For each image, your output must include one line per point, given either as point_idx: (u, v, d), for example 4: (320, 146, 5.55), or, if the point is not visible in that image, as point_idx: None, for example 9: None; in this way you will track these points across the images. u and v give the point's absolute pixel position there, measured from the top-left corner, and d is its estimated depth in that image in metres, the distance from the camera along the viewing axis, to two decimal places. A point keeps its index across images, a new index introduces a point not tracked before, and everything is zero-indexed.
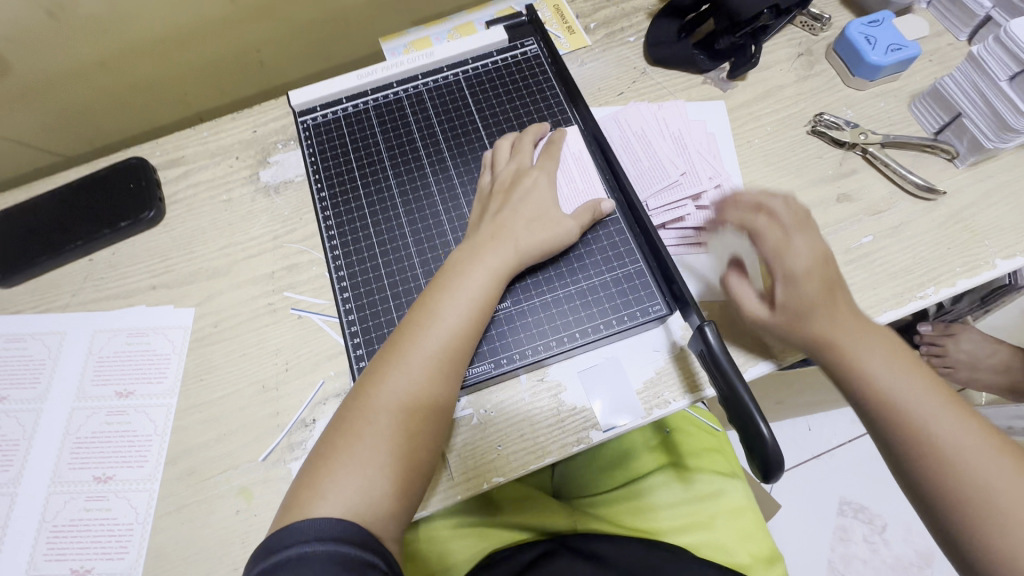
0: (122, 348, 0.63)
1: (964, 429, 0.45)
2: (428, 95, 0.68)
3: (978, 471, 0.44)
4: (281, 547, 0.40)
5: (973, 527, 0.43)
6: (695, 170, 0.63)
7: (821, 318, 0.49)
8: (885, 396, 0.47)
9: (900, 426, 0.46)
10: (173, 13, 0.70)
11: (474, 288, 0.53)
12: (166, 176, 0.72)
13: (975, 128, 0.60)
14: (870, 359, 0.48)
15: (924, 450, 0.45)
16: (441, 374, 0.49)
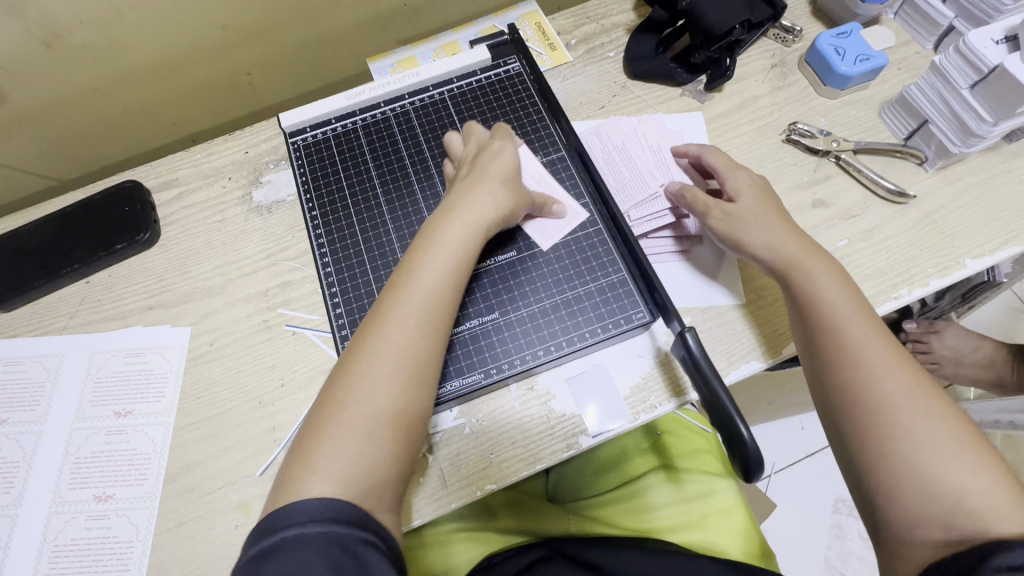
0: (119, 369, 0.64)
1: (903, 382, 0.47)
2: (415, 114, 0.70)
3: (874, 376, 0.47)
4: (278, 529, 0.41)
5: (877, 465, 0.45)
6: (675, 182, 0.65)
7: (770, 227, 0.56)
8: (831, 329, 0.50)
9: (839, 363, 0.49)
10: (164, 38, 0.72)
11: (455, 249, 0.53)
12: (160, 199, 0.73)
13: (941, 134, 0.63)
14: (803, 273, 0.53)
15: (854, 387, 0.48)
16: (423, 335, 0.49)
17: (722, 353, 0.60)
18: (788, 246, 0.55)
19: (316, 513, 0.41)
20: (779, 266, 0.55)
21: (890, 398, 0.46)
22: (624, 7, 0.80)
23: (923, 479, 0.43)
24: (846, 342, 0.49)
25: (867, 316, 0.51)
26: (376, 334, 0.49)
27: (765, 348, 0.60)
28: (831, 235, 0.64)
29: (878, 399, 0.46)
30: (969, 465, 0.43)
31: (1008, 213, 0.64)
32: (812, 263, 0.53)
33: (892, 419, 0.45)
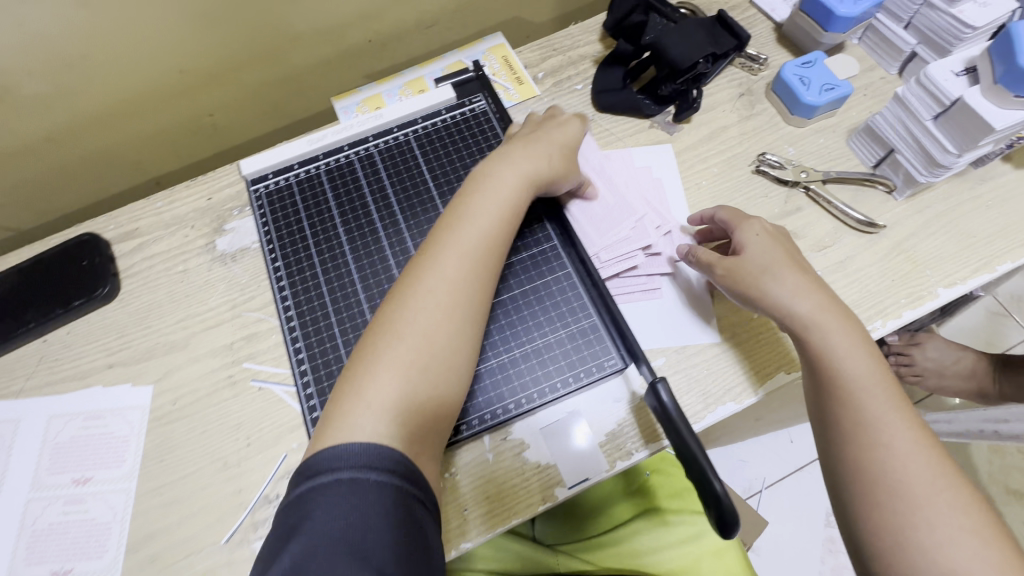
0: (78, 433, 0.62)
1: (919, 461, 0.47)
2: (380, 156, 0.68)
3: (895, 461, 0.47)
4: (331, 470, 0.43)
5: (894, 550, 0.45)
6: (643, 221, 0.65)
7: (792, 285, 0.55)
8: (849, 400, 0.50)
9: (854, 435, 0.49)
10: (119, 83, 0.70)
11: (506, 200, 0.58)
12: (120, 250, 0.71)
13: (908, 163, 0.63)
14: (829, 340, 0.52)
15: (870, 468, 0.47)
16: (471, 269, 0.54)
17: (698, 395, 0.59)
18: (809, 307, 0.53)
19: (368, 460, 0.43)
20: (797, 327, 0.54)
21: (906, 480, 0.46)
22: (590, 38, 0.79)
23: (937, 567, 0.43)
24: (864, 416, 0.49)
25: (887, 387, 0.50)
26: (435, 269, 0.53)
27: (741, 388, 0.59)
28: None
29: (896, 480, 0.46)
30: (981, 550, 0.43)
31: (978, 240, 0.64)
32: (832, 325, 0.53)
33: (908, 502, 0.45)
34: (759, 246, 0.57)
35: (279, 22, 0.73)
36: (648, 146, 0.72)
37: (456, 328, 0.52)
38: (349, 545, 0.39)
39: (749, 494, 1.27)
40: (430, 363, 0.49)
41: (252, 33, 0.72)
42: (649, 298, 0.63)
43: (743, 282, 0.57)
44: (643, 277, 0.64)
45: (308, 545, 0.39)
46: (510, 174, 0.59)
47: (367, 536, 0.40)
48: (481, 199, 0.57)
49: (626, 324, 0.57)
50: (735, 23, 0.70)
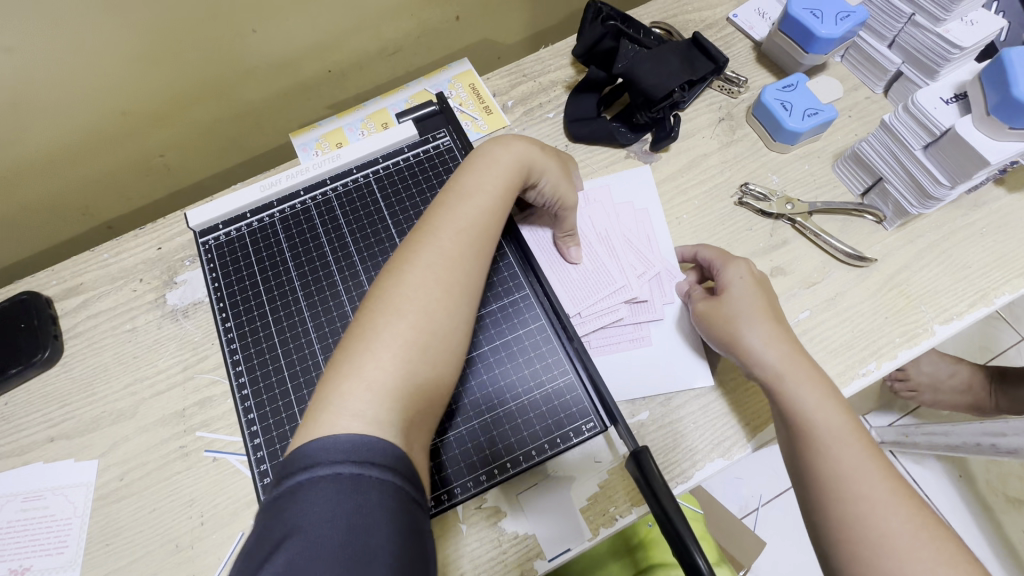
0: (17, 516, 0.57)
1: (901, 514, 0.42)
2: (338, 202, 0.64)
3: (880, 519, 0.42)
4: (330, 462, 0.36)
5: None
6: (625, 270, 0.61)
7: (766, 332, 0.51)
8: (822, 455, 0.46)
9: (828, 490, 0.45)
10: (55, 130, 0.65)
11: (507, 169, 0.54)
12: (62, 309, 0.66)
13: (897, 192, 0.59)
14: (801, 393, 0.48)
15: (853, 527, 0.43)
16: (467, 247, 0.49)
17: (684, 453, 0.55)
18: (778, 355, 0.50)
19: (368, 456, 0.36)
20: (767, 378, 0.50)
21: (887, 536, 0.42)
22: (562, 62, 0.75)
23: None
24: (837, 469, 0.45)
25: (859, 439, 0.46)
26: (433, 242, 0.48)
27: (730, 443, 0.55)
28: (794, 305, 0.60)
29: (877, 535, 0.42)
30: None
31: (973, 271, 0.60)
32: (804, 377, 0.49)
33: (892, 559, 0.41)
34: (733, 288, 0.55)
35: (228, 57, 0.68)
36: (625, 178, 0.68)
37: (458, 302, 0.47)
38: (348, 552, 0.33)
39: (745, 513, 1.20)
40: (432, 347, 0.44)
41: (200, 71, 0.68)
42: (637, 348, 0.60)
43: (722, 327, 0.54)
44: (629, 326, 0.61)
45: (304, 548, 0.32)
46: (510, 148, 0.55)
47: (372, 541, 0.33)
48: (477, 174, 0.53)
49: (604, 381, 0.53)
50: (711, 46, 0.66)
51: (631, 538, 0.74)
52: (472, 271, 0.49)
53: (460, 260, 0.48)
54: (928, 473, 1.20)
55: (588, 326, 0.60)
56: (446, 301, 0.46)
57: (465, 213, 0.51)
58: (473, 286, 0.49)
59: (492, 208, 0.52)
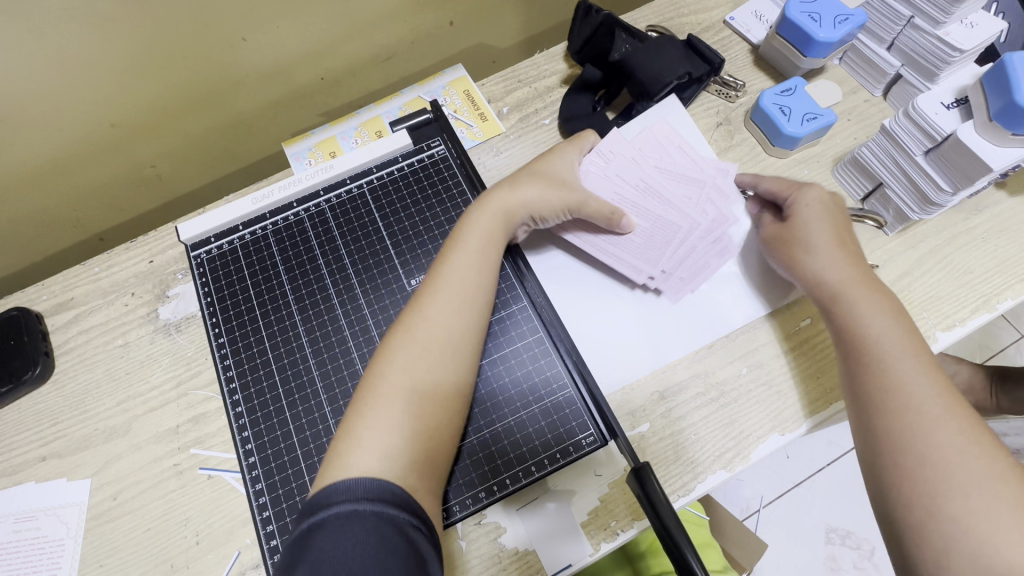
0: (9, 537, 0.56)
1: (948, 429, 0.42)
2: (332, 213, 0.63)
3: (930, 428, 0.42)
4: (330, 502, 0.37)
5: (926, 526, 0.39)
6: (683, 206, 0.61)
7: (832, 254, 0.54)
8: (880, 363, 0.47)
9: (878, 400, 0.45)
10: (42, 143, 0.64)
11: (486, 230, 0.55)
12: (53, 325, 0.65)
13: (898, 198, 0.59)
14: (862, 309, 0.50)
15: (900, 435, 0.43)
16: (457, 313, 0.50)
17: (686, 465, 0.54)
18: (840, 275, 0.53)
19: (365, 493, 0.38)
20: (828, 295, 0.53)
21: (931, 449, 0.41)
22: (557, 67, 0.74)
23: (966, 547, 0.37)
24: (894, 377, 0.45)
25: (919, 354, 0.46)
26: (421, 309, 0.50)
27: (733, 455, 0.54)
28: (794, 313, 0.59)
29: (920, 451, 0.42)
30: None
31: (976, 276, 0.60)
32: (862, 296, 0.51)
33: (937, 468, 0.40)
34: (799, 214, 0.56)
35: (217, 66, 0.67)
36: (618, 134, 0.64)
37: (443, 361, 0.48)
38: None
39: (747, 514, 1.19)
40: (418, 411, 0.45)
41: (188, 82, 0.67)
42: (726, 265, 0.61)
43: (790, 250, 0.56)
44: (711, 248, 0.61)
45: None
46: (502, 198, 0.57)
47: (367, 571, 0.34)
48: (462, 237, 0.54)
49: (606, 401, 0.53)
50: (706, 47, 0.66)
51: (632, 548, 0.74)
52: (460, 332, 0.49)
53: (439, 322, 0.49)
54: None
55: (678, 275, 0.60)
56: (427, 360, 0.47)
57: (448, 277, 0.52)
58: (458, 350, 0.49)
59: (478, 268, 0.53)
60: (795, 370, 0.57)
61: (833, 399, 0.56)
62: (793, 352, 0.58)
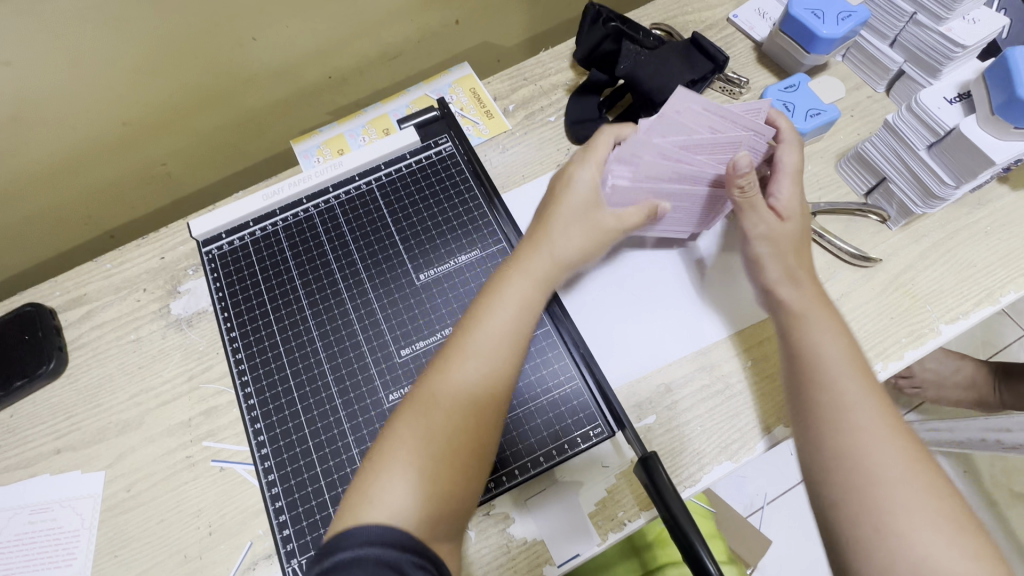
0: (25, 529, 0.57)
1: (892, 451, 0.41)
2: (341, 210, 0.64)
3: (869, 450, 0.42)
4: (338, 549, 0.38)
5: (873, 543, 0.39)
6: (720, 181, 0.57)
7: (798, 267, 0.53)
8: (825, 382, 0.46)
9: (823, 419, 0.44)
10: (58, 142, 0.65)
11: (520, 294, 0.52)
12: (66, 320, 0.66)
13: (901, 192, 0.59)
14: (820, 328, 0.49)
15: (844, 453, 0.42)
16: (488, 380, 0.47)
17: (694, 456, 0.55)
18: (802, 294, 0.52)
19: (372, 538, 0.38)
20: (789, 312, 0.51)
21: (877, 471, 0.41)
22: (562, 65, 0.75)
23: (907, 559, 0.37)
24: (836, 396, 0.45)
25: (864, 373, 0.46)
26: (447, 371, 0.47)
27: (738, 446, 0.55)
28: None
29: (866, 473, 0.41)
30: (963, 557, 0.37)
31: (979, 270, 0.60)
32: (817, 319, 0.50)
33: (877, 484, 0.40)
34: (790, 219, 0.54)
35: (227, 65, 0.68)
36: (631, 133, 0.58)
37: (466, 430, 0.45)
38: None
39: (751, 511, 1.19)
40: (435, 472, 0.43)
41: (198, 82, 0.68)
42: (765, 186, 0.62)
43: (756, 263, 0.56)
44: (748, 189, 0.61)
45: None
46: (537, 252, 0.55)
47: None
48: (493, 299, 0.51)
49: (617, 397, 0.54)
50: (711, 45, 0.66)
51: (637, 538, 0.74)
52: (487, 402, 0.47)
53: (465, 390, 0.46)
54: None
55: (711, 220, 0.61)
56: (449, 428, 0.45)
57: (478, 342, 0.48)
58: (485, 418, 0.46)
59: (510, 331, 0.50)
60: None
61: None
62: None
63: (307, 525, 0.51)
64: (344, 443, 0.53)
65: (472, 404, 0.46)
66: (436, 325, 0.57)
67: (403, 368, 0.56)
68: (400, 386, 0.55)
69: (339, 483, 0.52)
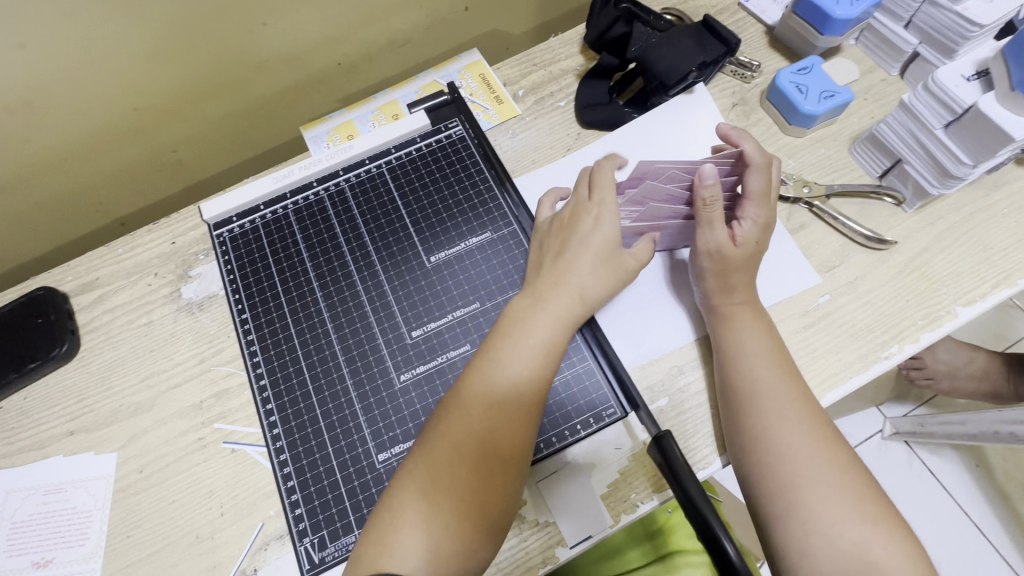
0: (38, 510, 0.57)
1: (801, 439, 0.48)
2: (351, 192, 0.64)
3: (786, 440, 0.48)
4: None
5: (790, 519, 0.46)
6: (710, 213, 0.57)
7: (737, 283, 0.55)
8: (746, 379, 0.52)
9: (746, 415, 0.50)
10: (72, 127, 0.66)
11: (543, 337, 0.50)
12: (79, 304, 0.66)
13: (917, 173, 0.59)
14: (742, 328, 0.54)
15: (768, 444, 0.48)
16: (509, 426, 0.46)
17: (707, 438, 0.55)
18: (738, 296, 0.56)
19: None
20: (719, 311, 0.56)
21: (787, 459, 0.47)
22: (571, 50, 0.74)
23: (817, 527, 0.45)
24: (754, 393, 0.51)
25: (781, 367, 0.52)
26: (459, 412, 0.46)
27: None
28: (813, 289, 0.59)
29: (780, 461, 0.48)
30: (864, 523, 0.44)
31: (996, 252, 0.59)
32: (740, 318, 0.55)
33: (791, 466, 0.47)
34: (740, 246, 0.56)
35: (238, 51, 0.68)
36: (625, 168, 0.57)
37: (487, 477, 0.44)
38: None
39: None
40: (452, 522, 0.43)
41: (208, 67, 0.68)
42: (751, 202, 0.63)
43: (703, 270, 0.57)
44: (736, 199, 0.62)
45: None
46: (557, 287, 0.52)
47: None
48: (516, 342, 0.50)
49: (631, 380, 0.54)
50: (724, 28, 0.63)
51: (651, 524, 0.75)
52: (510, 445, 0.46)
53: (488, 434, 0.45)
54: (945, 462, 1.19)
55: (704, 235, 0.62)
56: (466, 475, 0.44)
57: (501, 386, 0.47)
58: (508, 461, 0.45)
59: (535, 378, 0.48)
60: (815, 345, 0.57)
61: (854, 371, 0.56)
62: (813, 327, 0.58)
63: (320, 505, 0.51)
64: (356, 424, 0.53)
65: (492, 447, 0.45)
66: (447, 307, 0.57)
67: (414, 349, 0.55)
68: (411, 367, 0.55)
69: (351, 464, 0.52)
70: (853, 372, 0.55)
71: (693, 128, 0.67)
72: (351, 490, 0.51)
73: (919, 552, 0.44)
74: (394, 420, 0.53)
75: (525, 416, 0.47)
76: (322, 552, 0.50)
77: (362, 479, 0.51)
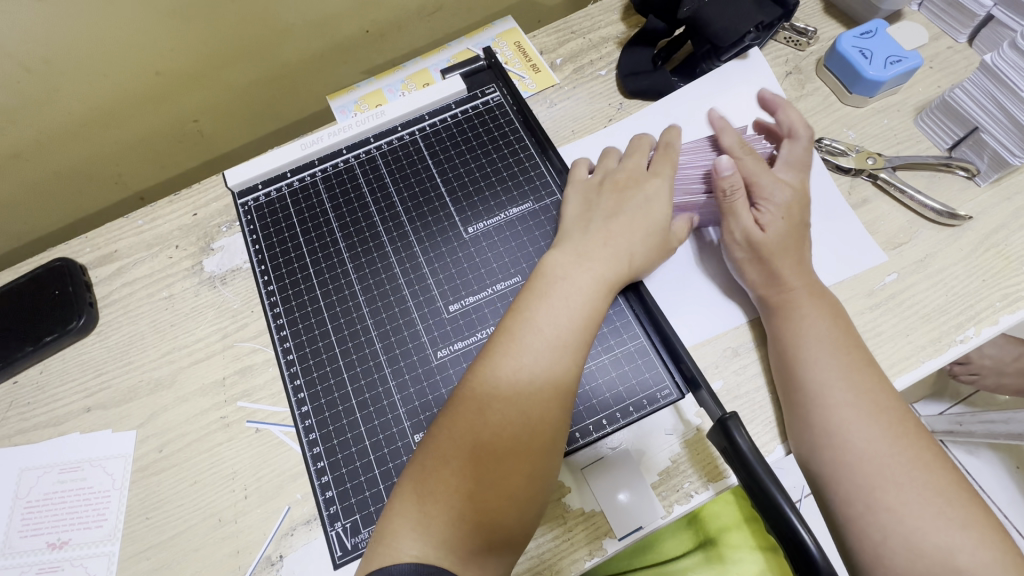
0: (53, 488, 0.54)
1: (870, 433, 0.44)
2: (383, 160, 0.60)
3: (849, 433, 0.44)
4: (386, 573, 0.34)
5: (863, 519, 0.42)
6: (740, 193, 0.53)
7: (778, 269, 0.51)
8: (803, 365, 0.48)
9: (809, 402, 0.47)
10: (91, 90, 0.63)
11: (584, 305, 0.46)
12: (97, 276, 0.63)
13: (996, 143, 0.54)
14: (802, 311, 0.50)
15: (833, 434, 0.45)
16: (548, 405, 0.42)
17: (764, 425, 0.51)
18: (796, 279, 0.51)
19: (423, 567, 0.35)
20: (772, 296, 0.51)
21: (861, 456, 0.43)
22: (612, 18, 0.70)
23: (896, 521, 0.41)
24: (813, 382, 0.47)
25: (845, 352, 0.48)
26: (486, 379, 0.43)
27: None
28: (879, 268, 0.55)
29: (851, 455, 0.44)
30: (951, 525, 0.40)
31: None
32: (800, 300, 0.50)
33: (864, 459, 0.43)
34: (770, 230, 0.52)
35: (266, 16, 0.65)
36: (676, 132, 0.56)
37: (526, 458, 0.40)
38: None
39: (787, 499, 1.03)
40: (484, 500, 0.39)
41: (234, 31, 0.65)
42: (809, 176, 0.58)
43: (741, 256, 0.53)
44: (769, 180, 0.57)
45: None
46: (593, 248, 0.49)
47: None
48: (544, 305, 0.46)
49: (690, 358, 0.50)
50: None
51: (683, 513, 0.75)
52: (531, 414, 0.41)
53: (508, 397, 0.42)
54: (983, 463, 1.13)
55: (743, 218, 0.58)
56: (507, 456, 0.40)
57: (521, 347, 0.43)
58: (547, 442, 0.41)
59: (571, 356, 0.44)
60: (882, 328, 0.52)
61: (926, 354, 0.51)
62: (880, 308, 0.53)
63: (352, 488, 0.48)
64: (390, 402, 0.50)
65: (510, 414, 0.41)
66: (486, 280, 0.53)
67: (452, 324, 0.52)
68: (449, 343, 0.51)
69: (385, 444, 0.48)
70: (924, 357, 0.51)
71: (744, 96, 0.63)
72: (385, 472, 0.48)
73: (1016, 555, 0.40)
74: (433, 399, 0.49)
75: (559, 381, 0.43)
76: (355, 537, 0.46)
77: (397, 461, 0.48)
